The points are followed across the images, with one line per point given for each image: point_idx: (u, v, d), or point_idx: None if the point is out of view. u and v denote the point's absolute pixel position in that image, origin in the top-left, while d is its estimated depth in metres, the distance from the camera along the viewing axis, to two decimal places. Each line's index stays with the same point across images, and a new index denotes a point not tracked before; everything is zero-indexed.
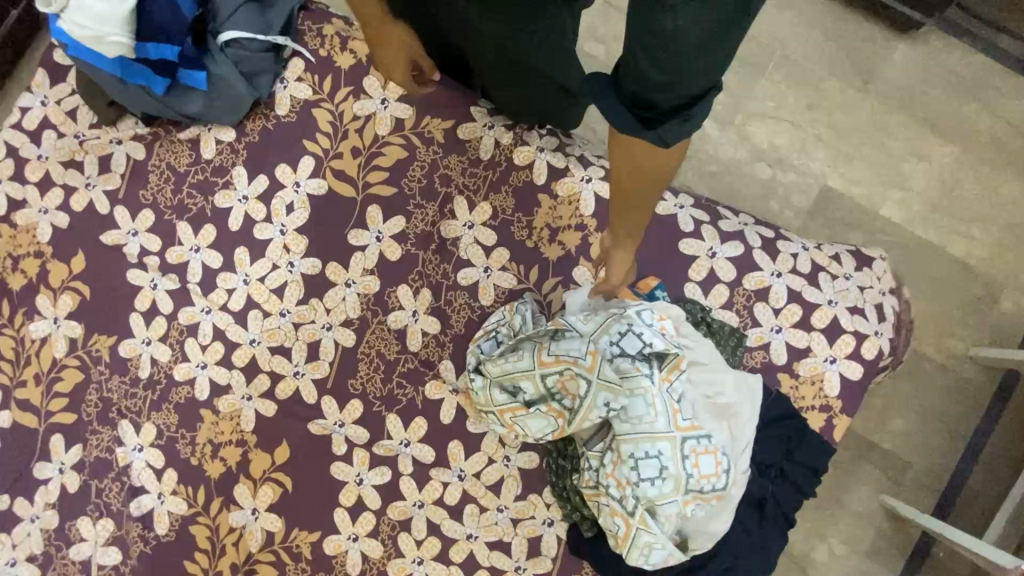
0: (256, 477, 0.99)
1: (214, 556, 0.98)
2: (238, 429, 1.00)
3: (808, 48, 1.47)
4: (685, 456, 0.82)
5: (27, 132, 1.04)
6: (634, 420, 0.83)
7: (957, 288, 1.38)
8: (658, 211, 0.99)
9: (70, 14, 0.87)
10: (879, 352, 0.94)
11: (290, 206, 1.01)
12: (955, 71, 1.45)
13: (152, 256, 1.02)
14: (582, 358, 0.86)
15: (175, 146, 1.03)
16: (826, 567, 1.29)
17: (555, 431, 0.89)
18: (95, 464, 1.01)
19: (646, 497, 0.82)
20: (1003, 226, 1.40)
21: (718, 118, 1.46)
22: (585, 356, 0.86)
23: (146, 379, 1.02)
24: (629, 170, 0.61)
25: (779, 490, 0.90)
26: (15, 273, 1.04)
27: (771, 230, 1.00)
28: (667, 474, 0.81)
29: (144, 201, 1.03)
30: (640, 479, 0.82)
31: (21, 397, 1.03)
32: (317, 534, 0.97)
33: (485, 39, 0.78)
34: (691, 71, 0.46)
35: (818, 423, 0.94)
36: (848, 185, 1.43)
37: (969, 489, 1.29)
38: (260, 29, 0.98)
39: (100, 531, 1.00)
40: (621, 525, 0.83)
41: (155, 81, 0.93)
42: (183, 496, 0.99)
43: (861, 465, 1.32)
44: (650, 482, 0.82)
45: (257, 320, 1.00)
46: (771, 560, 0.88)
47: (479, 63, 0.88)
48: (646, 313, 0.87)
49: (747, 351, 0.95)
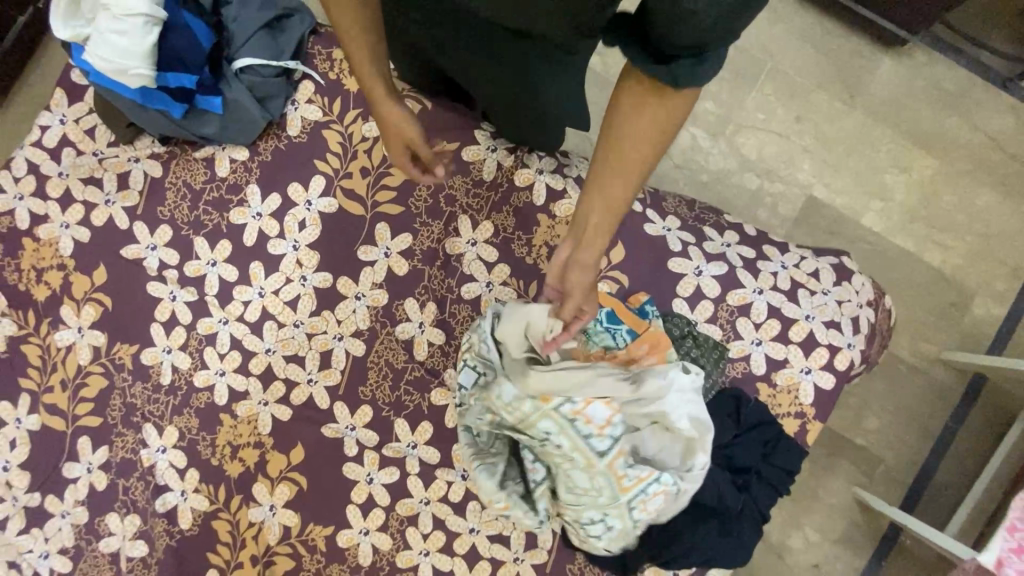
0: (274, 476, 1.06)
1: (235, 548, 1.06)
2: (256, 432, 1.07)
3: (798, 61, 1.52)
4: (631, 506, 0.92)
5: (47, 150, 1.09)
6: (576, 494, 0.94)
7: (932, 294, 1.46)
8: (648, 232, 1.06)
9: (92, 48, 0.88)
10: (851, 363, 1.02)
11: (302, 222, 1.06)
12: (938, 85, 1.51)
13: (171, 270, 1.08)
14: (498, 500, 0.99)
15: (191, 164, 1.08)
16: (801, 554, 1.39)
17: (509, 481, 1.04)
18: (121, 464, 1.08)
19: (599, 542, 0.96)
20: (978, 236, 1.47)
21: (709, 129, 1.52)
22: (501, 499, 0.99)
23: (168, 385, 1.08)
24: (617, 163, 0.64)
25: (757, 491, 0.98)
26: (39, 284, 1.09)
27: (753, 249, 1.07)
28: (614, 527, 0.94)
29: (162, 217, 1.08)
30: (590, 534, 0.95)
31: (48, 401, 1.09)
32: (330, 528, 1.05)
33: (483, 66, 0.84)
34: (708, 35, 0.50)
35: (792, 428, 1.02)
36: (832, 194, 1.50)
37: (937, 482, 1.38)
38: (272, 55, 1.02)
39: (127, 526, 1.07)
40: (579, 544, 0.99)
41: (173, 106, 0.98)
42: (206, 494, 1.07)
43: (836, 460, 1.41)
44: (599, 535, 0.95)
45: (273, 330, 1.07)
46: (744, 552, 0.96)
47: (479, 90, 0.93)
48: (567, 408, 0.91)
49: (730, 362, 1.03)
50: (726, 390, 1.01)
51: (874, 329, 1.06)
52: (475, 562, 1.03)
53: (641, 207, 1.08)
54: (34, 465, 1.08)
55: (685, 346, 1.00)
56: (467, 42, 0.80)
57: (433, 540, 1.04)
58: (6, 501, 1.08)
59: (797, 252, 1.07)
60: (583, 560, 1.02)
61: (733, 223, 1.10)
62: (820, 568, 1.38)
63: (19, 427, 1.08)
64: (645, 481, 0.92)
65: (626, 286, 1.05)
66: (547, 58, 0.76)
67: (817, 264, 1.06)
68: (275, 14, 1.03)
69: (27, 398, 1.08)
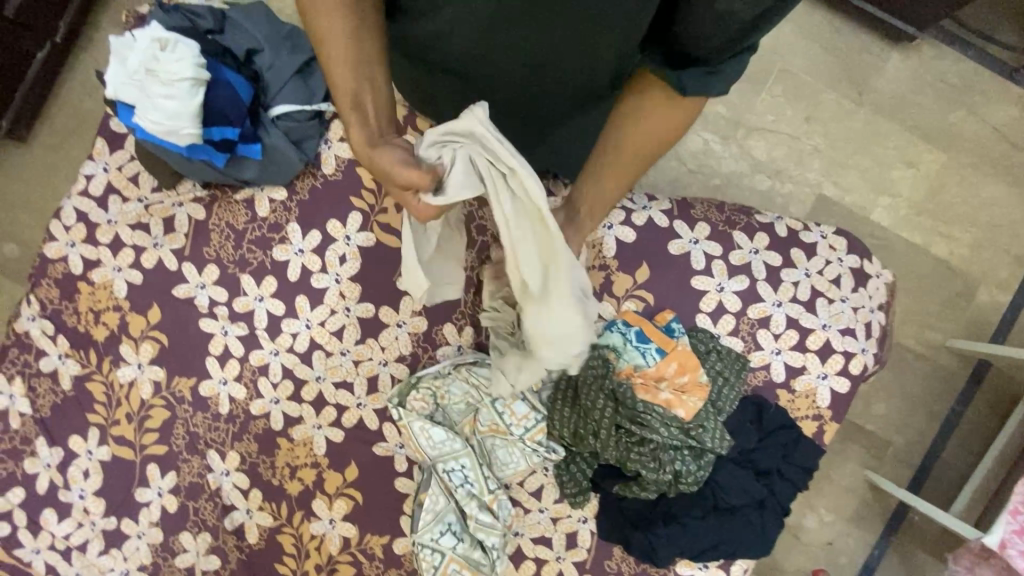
0: (331, 493, 1.14)
1: (300, 559, 1.15)
2: (312, 454, 1.15)
3: (806, 62, 1.55)
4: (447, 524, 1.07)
5: (94, 198, 1.15)
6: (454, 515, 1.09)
7: (938, 285, 1.52)
8: (674, 250, 1.12)
9: (143, 112, 0.96)
10: (864, 367, 1.10)
11: (342, 257, 1.12)
12: (944, 79, 1.53)
13: (221, 306, 1.14)
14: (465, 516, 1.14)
15: (232, 206, 1.13)
16: (816, 532, 1.49)
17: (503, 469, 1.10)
18: (189, 487, 1.16)
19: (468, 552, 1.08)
20: (982, 227, 1.53)
21: (721, 133, 1.55)
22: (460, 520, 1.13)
23: (227, 414, 1.16)
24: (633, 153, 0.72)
25: (779, 488, 1.07)
26: (98, 325, 1.16)
27: (779, 258, 1.12)
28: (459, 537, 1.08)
29: (208, 257, 1.14)
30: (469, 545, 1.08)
31: (116, 433, 1.17)
32: (387, 537, 1.14)
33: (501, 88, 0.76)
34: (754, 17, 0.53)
35: (810, 429, 1.10)
36: (841, 192, 1.54)
37: (943, 462, 1.47)
38: (305, 99, 1.10)
39: (200, 543, 1.16)
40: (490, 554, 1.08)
41: (217, 156, 1.04)
42: (269, 511, 1.16)
43: (848, 445, 1.50)
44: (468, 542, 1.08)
45: (321, 359, 1.13)
46: (767, 543, 1.05)
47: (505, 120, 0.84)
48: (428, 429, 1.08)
49: (751, 371, 1.10)
50: (748, 397, 1.09)
51: (884, 329, 1.14)
52: (521, 560, 1.13)
53: (667, 224, 1.13)
54: (108, 491, 1.17)
55: (710, 360, 1.06)
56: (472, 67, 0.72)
57: (469, 564, 1.07)
58: (85, 525, 1.17)
59: (822, 257, 1.12)
60: (620, 554, 1.11)
61: (767, 224, 1.14)
62: (834, 545, 1.48)
63: (92, 457, 1.17)
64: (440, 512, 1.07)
65: (651, 304, 1.11)
66: (575, 96, 0.79)
67: (835, 271, 1.12)
68: (306, 59, 1.11)
69: (96, 431, 1.16)
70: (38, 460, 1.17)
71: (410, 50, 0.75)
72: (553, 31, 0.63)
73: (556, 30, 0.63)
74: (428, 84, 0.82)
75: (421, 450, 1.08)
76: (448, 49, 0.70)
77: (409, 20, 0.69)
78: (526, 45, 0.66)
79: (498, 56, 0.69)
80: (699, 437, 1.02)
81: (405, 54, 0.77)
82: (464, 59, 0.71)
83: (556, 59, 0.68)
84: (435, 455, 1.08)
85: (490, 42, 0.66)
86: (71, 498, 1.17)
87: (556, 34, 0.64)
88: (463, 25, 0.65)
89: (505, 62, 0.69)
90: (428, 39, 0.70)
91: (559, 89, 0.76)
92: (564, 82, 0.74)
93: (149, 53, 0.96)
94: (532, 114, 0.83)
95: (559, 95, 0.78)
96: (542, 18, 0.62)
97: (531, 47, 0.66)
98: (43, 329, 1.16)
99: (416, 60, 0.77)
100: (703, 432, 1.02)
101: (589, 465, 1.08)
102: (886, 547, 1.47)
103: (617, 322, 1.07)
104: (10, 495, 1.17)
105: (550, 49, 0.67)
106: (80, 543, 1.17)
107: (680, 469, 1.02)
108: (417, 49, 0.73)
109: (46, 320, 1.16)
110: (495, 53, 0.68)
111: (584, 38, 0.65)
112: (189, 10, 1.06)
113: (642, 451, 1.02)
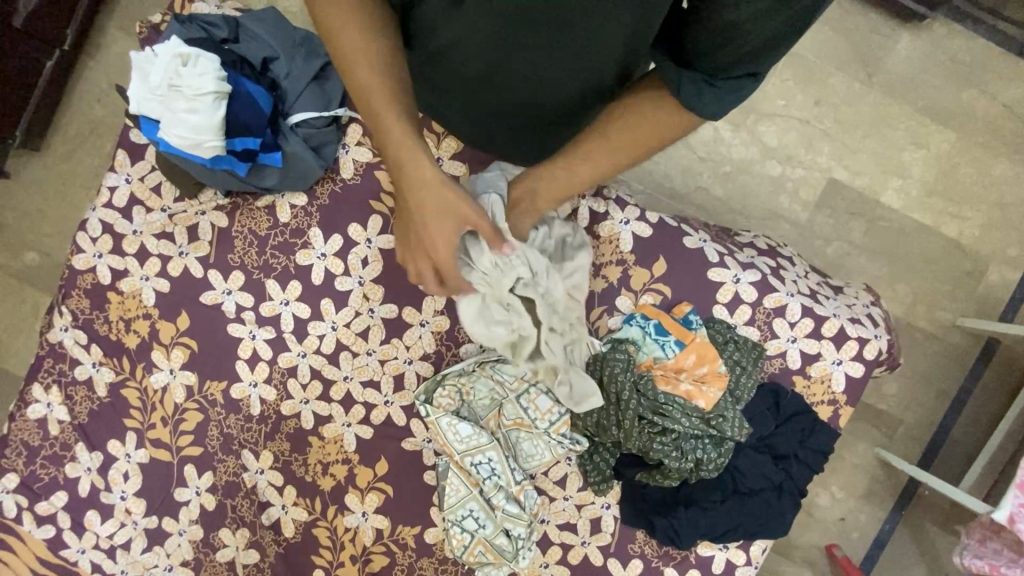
0: (363, 487, 1.18)
1: (335, 550, 1.19)
2: (343, 450, 1.18)
3: (815, 44, 1.54)
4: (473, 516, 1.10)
5: (118, 210, 1.18)
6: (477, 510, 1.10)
7: (949, 265, 1.53)
8: (688, 245, 1.14)
9: (167, 127, 0.99)
10: (878, 353, 1.12)
11: (365, 260, 1.14)
12: (955, 57, 1.53)
13: (248, 311, 1.17)
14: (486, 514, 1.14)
15: (254, 213, 1.15)
16: (829, 509, 1.53)
17: (529, 462, 1.12)
18: (225, 486, 1.20)
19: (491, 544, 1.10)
20: (993, 205, 1.53)
21: (731, 120, 1.55)
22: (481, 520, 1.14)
23: (258, 415, 1.19)
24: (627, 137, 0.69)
25: (795, 471, 1.10)
26: (130, 333, 1.20)
27: (773, 261, 1.19)
28: (481, 528, 1.10)
29: (233, 264, 1.16)
30: (492, 537, 1.10)
31: (152, 437, 1.21)
32: (417, 527, 1.17)
33: (503, 96, 0.77)
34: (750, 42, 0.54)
35: (826, 413, 1.13)
36: (852, 176, 1.55)
37: (953, 437, 1.51)
38: (322, 106, 1.11)
39: (239, 538, 1.21)
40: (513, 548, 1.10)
41: (238, 165, 1.06)
42: (304, 506, 1.20)
43: (859, 424, 1.54)
44: (492, 535, 1.10)
45: (348, 359, 1.17)
46: (785, 523, 1.09)
47: (511, 130, 0.86)
48: (454, 426, 1.10)
49: (768, 359, 1.13)
50: (765, 384, 1.12)
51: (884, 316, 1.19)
52: (547, 546, 1.16)
53: (676, 223, 1.16)
54: (148, 492, 1.21)
55: (728, 350, 1.09)
56: (473, 76, 0.74)
57: (493, 549, 1.10)
58: (128, 524, 1.22)
59: (803, 266, 1.21)
60: (643, 538, 1.13)
61: (748, 239, 1.24)
62: (846, 520, 1.53)
63: (131, 460, 1.21)
64: (466, 502, 1.10)
65: (668, 296, 1.13)
66: (587, 102, 0.78)
67: (818, 276, 1.21)
68: (320, 64, 1.12)
69: (134, 435, 1.21)
70: (79, 464, 1.21)
71: (424, 70, 0.78)
72: (559, 32, 0.64)
73: (559, 33, 0.64)
74: (433, 99, 0.85)
75: (449, 444, 1.10)
76: (458, 60, 0.72)
77: (415, 35, 0.72)
78: (530, 49, 0.67)
79: (497, 62, 0.70)
80: (720, 427, 1.06)
81: (419, 76, 0.80)
82: (473, 68, 0.72)
83: (565, 63, 0.69)
84: (463, 449, 1.10)
85: (495, 48, 0.68)
86: (112, 500, 1.21)
87: (562, 37, 0.65)
88: (469, 31, 0.67)
89: (512, 70, 0.70)
90: (439, 53, 0.72)
91: (571, 93, 0.75)
92: (570, 89, 0.74)
93: (169, 69, 0.99)
94: (542, 124, 0.83)
95: (569, 101, 0.77)
96: (545, 20, 0.62)
97: (536, 51, 0.67)
98: (76, 339, 1.20)
99: (422, 74, 0.80)
100: (724, 421, 1.06)
101: (611, 454, 1.11)
102: (897, 521, 1.52)
103: (635, 316, 1.11)
104: (53, 498, 1.21)
105: (558, 53, 0.67)
106: (124, 541, 1.22)
107: (700, 458, 1.06)
108: (431, 67, 0.76)
109: (78, 329, 1.20)
110: (503, 59, 0.69)
111: (583, 41, 0.65)
112: (205, 21, 1.10)
113: (664, 442, 1.05)
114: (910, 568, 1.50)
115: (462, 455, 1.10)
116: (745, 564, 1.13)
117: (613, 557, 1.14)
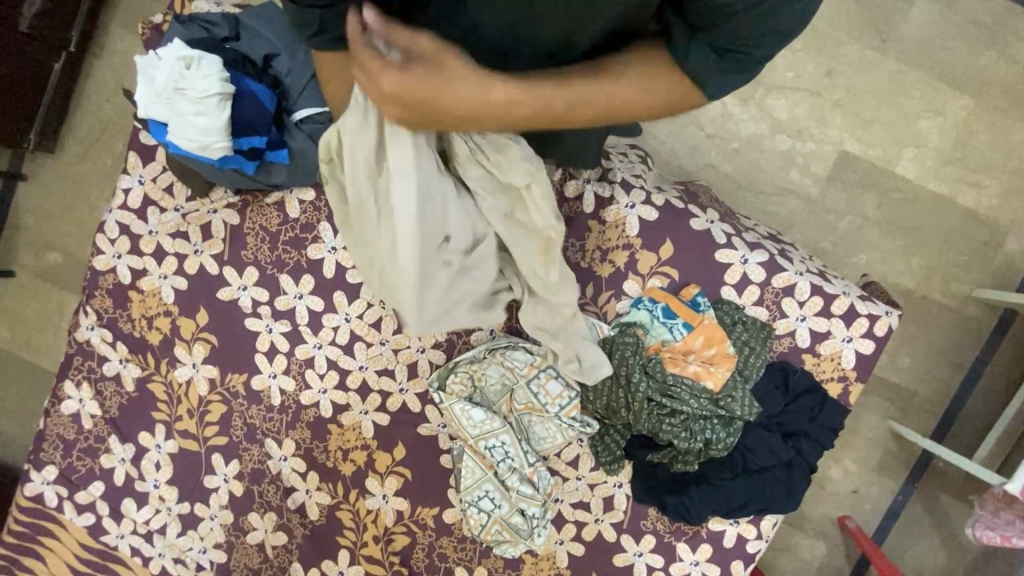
0: (382, 471, 1.22)
1: (359, 531, 1.24)
2: (362, 437, 1.22)
3: (827, 11, 1.49)
4: (486, 500, 1.13)
5: (133, 210, 1.22)
6: (492, 495, 1.13)
7: (965, 236, 1.50)
8: (694, 227, 1.14)
9: (178, 131, 1.01)
10: (888, 330, 1.12)
11: None
12: (976, 20, 1.47)
13: (263, 306, 1.20)
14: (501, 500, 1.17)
15: (265, 210, 1.18)
16: (841, 482, 1.55)
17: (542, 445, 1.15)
18: (252, 473, 1.26)
19: (506, 525, 1.12)
20: (1013, 172, 1.49)
21: (741, 95, 1.52)
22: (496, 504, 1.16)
23: (279, 405, 1.23)
24: (602, 97, 0.67)
25: (805, 449, 1.12)
26: (152, 330, 1.24)
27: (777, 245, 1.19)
28: (495, 509, 1.13)
29: (246, 260, 1.19)
30: (505, 519, 1.12)
31: (180, 428, 1.26)
32: (436, 508, 1.21)
33: None
34: (786, 21, 0.56)
35: (836, 391, 1.14)
36: (865, 148, 1.51)
37: (967, 408, 1.51)
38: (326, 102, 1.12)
39: (267, 521, 1.26)
40: (526, 529, 1.12)
41: (246, 164, 1.09)
42: (327, 490, 1.25)
43: (871, 398, 1.54)
44: (504, 517, 1.12)
45: (362, 349, 1.20)
46: (794, 500, 1.10)
47: None
48: (470, 412, 1.13)
49: (776, 338, 1.14)
50: (774, 364, 1.13)
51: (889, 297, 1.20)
52: (561, 524, 1.19)
53: (682, 205, 1.16)
54: (179, 481, 1.27)
55: (736, 331, 1.10)
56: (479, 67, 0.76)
57: (508, 528, 1.12)
58: (162, 511, 1.28)
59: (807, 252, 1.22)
60: (655, 514, 1.16)
61: (751, 224, 1.25)
62: (859, 492, 1.54)
63: (161, 450, 1.27)
64: (481, 485, 1.13)
65: (677, 279, 1.14)
66: None
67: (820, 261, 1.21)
68: None
69: (163, 427, 1.26)
70: (114, 455, 1.28)
71: None
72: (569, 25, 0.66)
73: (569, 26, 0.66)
74: None
75: (463, 429, 1.13)
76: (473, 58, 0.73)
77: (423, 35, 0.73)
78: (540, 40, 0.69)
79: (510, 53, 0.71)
80: (729, 406, 1.07)
81: None
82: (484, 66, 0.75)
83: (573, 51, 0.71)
84: (478, 435, 1.13)
85: (509, 45, 0.70)
86: (146, 488, 1.28)
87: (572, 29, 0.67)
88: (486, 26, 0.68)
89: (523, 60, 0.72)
90: None
91: None
92: None
93: (174, 72, 1.00)
94: None
95: None
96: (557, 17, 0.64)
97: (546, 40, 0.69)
98: (103, 336, 1.26)
99: None
100: (733, 401, 1.06)
101: (621, 437, 1.14)
102: (910, 493, 1.53)
103: (643, 299, 1.12)
104: (91, 488, 1.28)
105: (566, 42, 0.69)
106: (160, 527, 1.29)
107: (710, 438, 1.07)
108: None
109: (104, 328, 1.25)
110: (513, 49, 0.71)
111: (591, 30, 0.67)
112: (205, 20, 1.11)
113: (673, 423, 1.07)
114: (923, 537, 1.52)
115: (476, 440, 1.13)
116: (756, 538, 1.16)
117: (626, 534, 1.17)
